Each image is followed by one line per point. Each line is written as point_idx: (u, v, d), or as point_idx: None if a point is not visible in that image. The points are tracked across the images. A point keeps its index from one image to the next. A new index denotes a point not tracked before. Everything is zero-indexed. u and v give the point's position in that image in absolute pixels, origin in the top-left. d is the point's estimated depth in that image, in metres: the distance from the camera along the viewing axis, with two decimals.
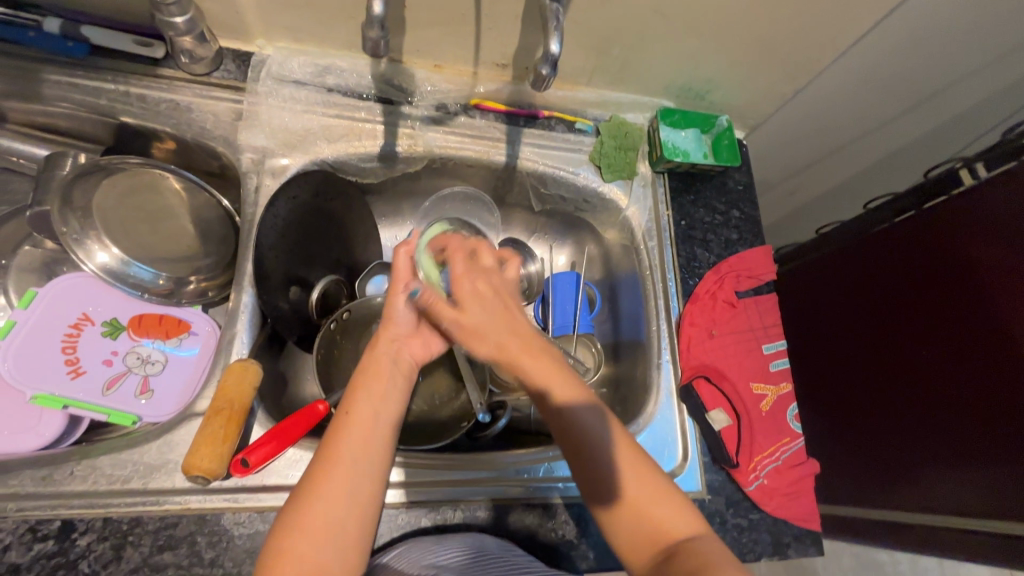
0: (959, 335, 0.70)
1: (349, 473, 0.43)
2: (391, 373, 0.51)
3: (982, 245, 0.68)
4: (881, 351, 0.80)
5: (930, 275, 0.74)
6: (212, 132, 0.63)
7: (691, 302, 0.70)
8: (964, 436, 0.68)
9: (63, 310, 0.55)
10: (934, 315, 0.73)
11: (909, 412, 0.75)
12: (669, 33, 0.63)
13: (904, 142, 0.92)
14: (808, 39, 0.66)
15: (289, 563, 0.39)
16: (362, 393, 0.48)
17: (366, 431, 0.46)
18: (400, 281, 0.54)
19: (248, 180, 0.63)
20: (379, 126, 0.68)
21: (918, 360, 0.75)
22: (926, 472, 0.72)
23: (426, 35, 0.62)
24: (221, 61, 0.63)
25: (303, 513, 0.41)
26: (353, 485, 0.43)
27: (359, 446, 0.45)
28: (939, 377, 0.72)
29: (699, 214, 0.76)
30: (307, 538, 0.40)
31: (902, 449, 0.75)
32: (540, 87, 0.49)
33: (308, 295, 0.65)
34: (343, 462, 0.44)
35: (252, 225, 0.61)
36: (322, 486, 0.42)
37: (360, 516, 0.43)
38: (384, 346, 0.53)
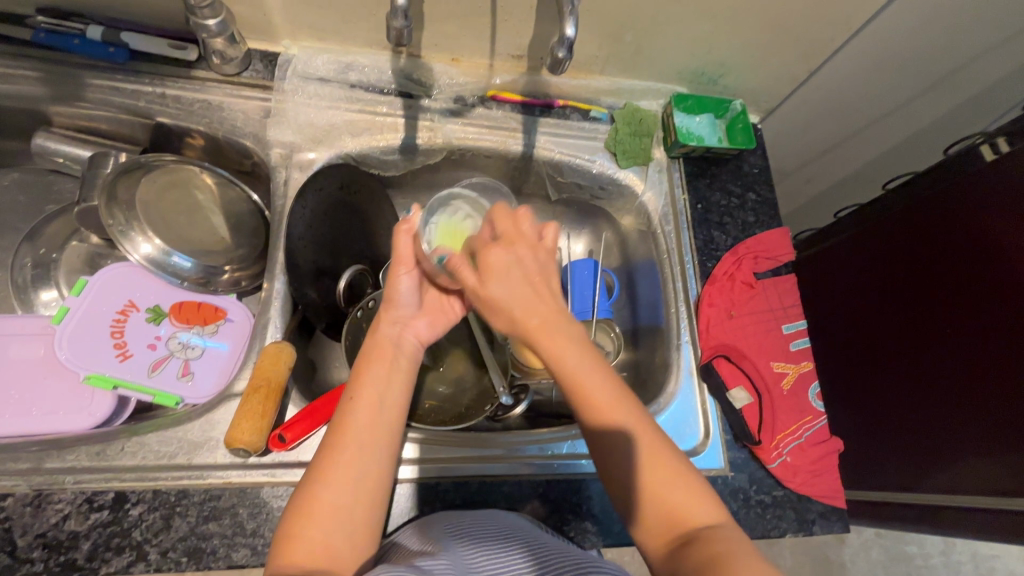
0: (987, 314, 0.69)
1: (355, 460, 0.43)
2: (394, 355, 0.50)
3: (1014, 221, 0.67)
4: (911, 332, 0.79)
5: (956, 255, 0.74)
6: (242, 130, 0.66)
7: (709, 284, 0.71)
8: (996, 416, 0.67)
9: (109, 297, 0.58)
10: (965, 296, 0.72)
11: (940, 393, 0.74)
12: (680, 19, 0.65)
13: (922, 121, 0.91)
14: (821, 21, 0.66)
15: (298, 547, 0.39)
16: (367, 377, 0.48)
17: (372, 415, 0.46)
18: (403, 264, 0.53)
19: (277, 174, 0.66)
20: (400, 119, 0.70)
21: (952, 338, 0.73)
22: (962, 453, 0.71)
23: (445, 30, 0.65)
24: (250, 62, 0.67)
25: (313, 495, 0.42)
26: (361, 471, 0.43)
27: (364, 430, 0.45)
28: (974, 354, 0.70)
29: (715, 198, 0.76)
30: (316, 524, 0.40)
31: (931, 431, 0.74)
32: (557, 70, 0.51)
33: (334, 285, 0.66)
34: (349, 448, 0.43)
35: (282, 217, 0.63)
36: (329, 472, 0.42)
37: (370, 502, 0.43)
38: (387, 328, 0.52)
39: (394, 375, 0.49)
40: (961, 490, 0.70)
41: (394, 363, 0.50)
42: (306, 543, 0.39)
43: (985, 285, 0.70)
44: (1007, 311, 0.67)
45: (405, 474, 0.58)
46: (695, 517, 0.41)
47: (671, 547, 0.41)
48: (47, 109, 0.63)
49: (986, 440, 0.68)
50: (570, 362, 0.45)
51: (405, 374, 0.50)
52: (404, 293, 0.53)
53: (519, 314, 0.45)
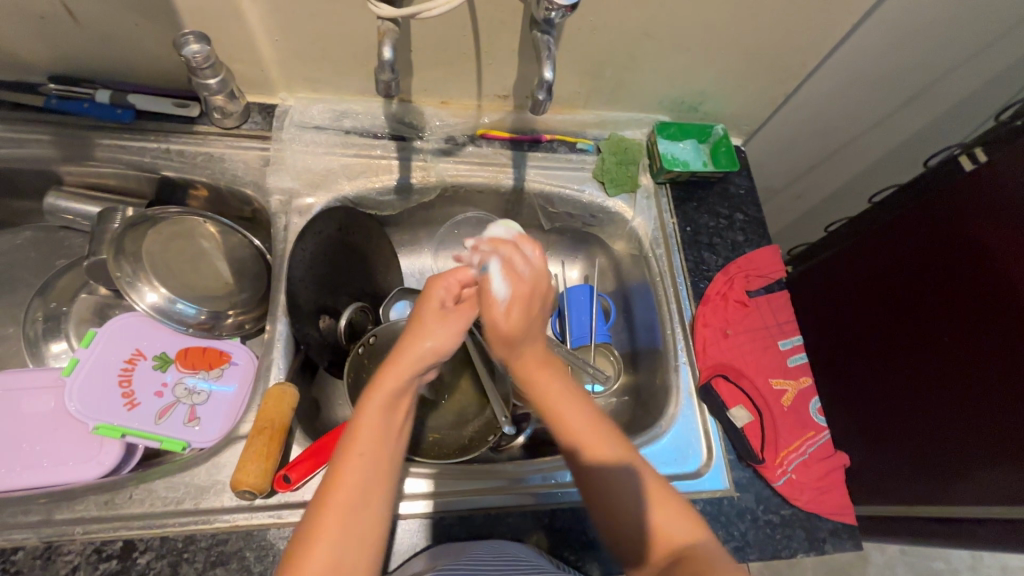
0: (983, 320, 0.70)
1: (354, 510, 0.43)
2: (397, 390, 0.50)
3: (997, 229, 0.69)
4: (911, 339, 0.79)
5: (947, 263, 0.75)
6: (243, 179, 0.68)
7: (703, 304, 0.72)
8: (1000, 422, 0.67)
9: (117, 346, 0.59)
10: (961, 302, 0.73)
11: (944, 404, 0.74)
12: (655, 53, 0.68)
13: (900, 133, 0.94)
14: (791, 48, 0.69)
15: None
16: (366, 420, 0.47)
17: (373, 462, 0.46)
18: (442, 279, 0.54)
19: (277, 220, 0.68)
20: (394, 161, 0.73)
21: (948, 346, 0.74)
22: (970, 462, 0.70)
23: (433, 75, 0.68)
24: (249, 114, 0.70)
25: (313, 546, 0.41)
26: (363, 517, 0.43)
27: (364, 477, 0.45)
28: (972, 360, 0.71)
29: (703, 220, 0.78)
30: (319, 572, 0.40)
31: (940, 441, 0.74)
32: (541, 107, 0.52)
33: (336, 324, 0.69)
34: (350, 496, 0.44)
35: (283, 260, 0.66)
36: (331, 522, 0.42)
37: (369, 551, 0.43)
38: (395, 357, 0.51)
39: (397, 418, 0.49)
40: (974, 500, 0.70)
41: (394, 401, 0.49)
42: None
43: (974, 293, 0.71)
44: (998, 318, 0.68)
45: (411, 510, 0.58)
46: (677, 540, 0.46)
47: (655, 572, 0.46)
48: (58, 169, 0.67)
49: (992, 447, 0.68)
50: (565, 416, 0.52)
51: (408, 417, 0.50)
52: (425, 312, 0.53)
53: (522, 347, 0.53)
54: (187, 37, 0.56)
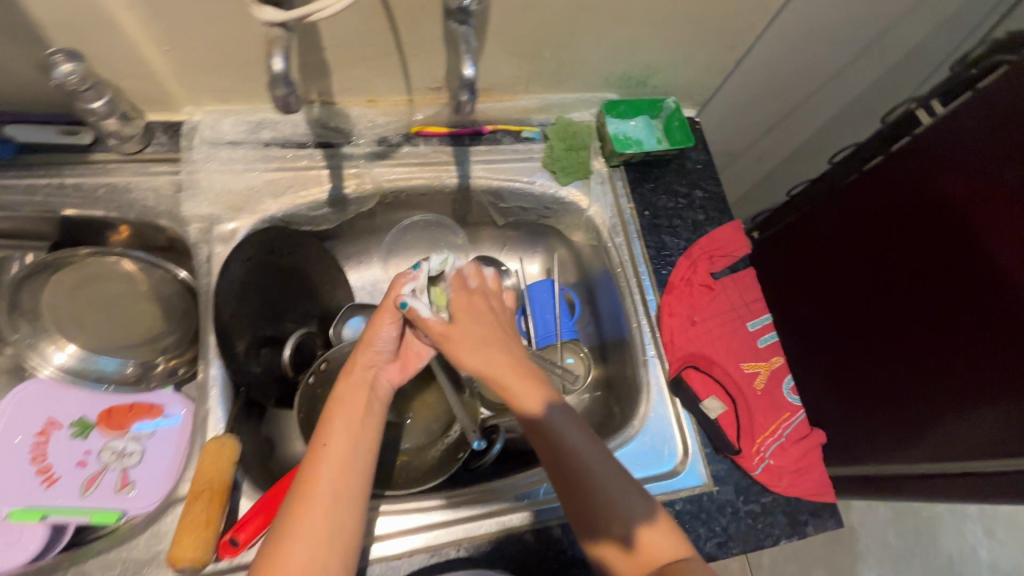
0: (957, 270, 0.68)
1: (331, 503, 0.44)
2: (368, 399, 0.52)
3: (954, 177, 0.69)
4: (885, 294, 0.77)
5: (919, 214, 0.73)
6: (154, 210, 0.62)
7: (667, 293, 0.68)
8: (980, 370, 0.66)
9: (28, 418, 0.54)
10: (933, 251, 0.71)
11: (916, 355, 0.73)
12: (595, 27, 0.62)
13: (854, 84, 0.91)
14: (738, 10, 0.64)
15: None
16: (339, 419, 0.49)
17: (343, 460, 0.46)
18: (388, 307, 0.54)
19: (199, 251, 0.61)
20: (324, 171, 0.67)
21: (919, 296, 0.72)
22: (953, 414, 0.69)
23: (353, 72, 0.62)
24: (152, 135, 0.62)
25: (287, 546, 0.42)
26: (336, 518, 0.43)
27: (339, 470, 0.46)
28: (950, 313, 0.69)
29: (661, 201, 0.74)
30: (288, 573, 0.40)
31: (919, 394, 0.73)
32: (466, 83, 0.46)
33: (280, 353, 0.65)
34: (320, 494, 0.44)
35: (208, 296, 0.60)
36: (301, 523, 0.43)
37: (341, 557, 0.43)
38: (360, 372, 0.53)
39: (368, 421, 0.50)
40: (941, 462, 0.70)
41: (366, 403, 0.51)
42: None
43: (942, 242, 0.70)
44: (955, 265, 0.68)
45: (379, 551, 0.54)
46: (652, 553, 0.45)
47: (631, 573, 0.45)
48: None
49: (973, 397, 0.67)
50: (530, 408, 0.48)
51: (378, 417, 0.51)
52: (383, 339, 0.54)
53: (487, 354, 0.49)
54: (55, 57, 0.49)
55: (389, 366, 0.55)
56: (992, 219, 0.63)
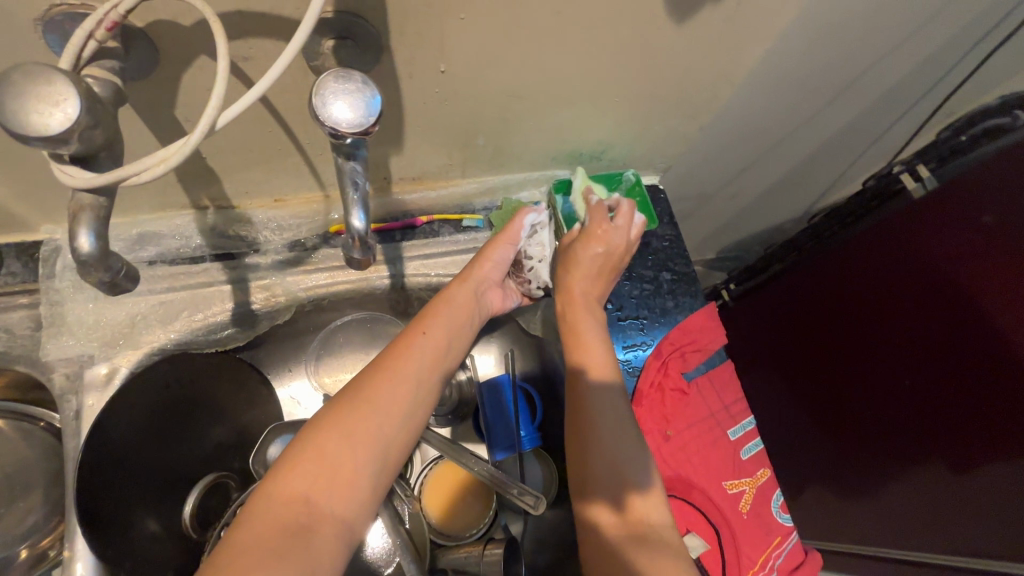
0: (947, 344, 0.69)
1: (408, 383, 0.43)
2: (467, 312, 0.53)
3: (887, 266, 0.74)
4: (878, 356, 0.78)
5: (903, 285, 0.73)
6: (9, 354, 0.51)
7: (636, 403, 0.59)
8: (977, 441, 0.69)
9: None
10: (924, 324, 0.71)
11: (913, 416, 0.76)
12: (533, 111, 0.53)
13: (826, 130, 0.84)
14: (697, 82, 0.56)
15: (309, 459, 0.37)
16: (438, 319, 0.49)
17: (433, 354, 0.47)
18: (510, 234, 0.58)
19: (66, 405, 0.51)
20: (225, 286, 0.56)
21: (913, 363, 0.74)
22: (938, 479, 0.75)
23: (248, 175, 0.51)
24: (1, 264, 0.51)
25: (354, 412, 0.40)
26: (400, 395, 0.42)
27: (426, 363, 0.46)
28: (943, 385, 0.71)
29: (625, 289, 0.65)
30: (320, 453, 0.37)
31: (912, 452, 0.77)
32: (349, 233, 0.41)
33: (181, 513, 0.54)
34: (406, 372, 0.44)
35: (74, 462, 0.49)
36: (378, 395, 0.41)
37: (366, 456, 0.38)
38: (474, 281, 0.55)
39: (459, 329, 0.51)
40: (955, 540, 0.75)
41: (467, 316, 0.52)
42: (333, 467, 0.37)
43: (930, 317, 0.70)
44: (936, 337, 0.70)
45: None
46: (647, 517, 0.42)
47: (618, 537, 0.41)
48: None
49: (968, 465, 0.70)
50: (587, 339, 0.50)
51: (465, 336, 0.52)
52: (501, 258, 0.58)
53: (593, 283, 0.54)
54: None
55: (495, 287, 0.59)
56: (986, 298, 0.63)
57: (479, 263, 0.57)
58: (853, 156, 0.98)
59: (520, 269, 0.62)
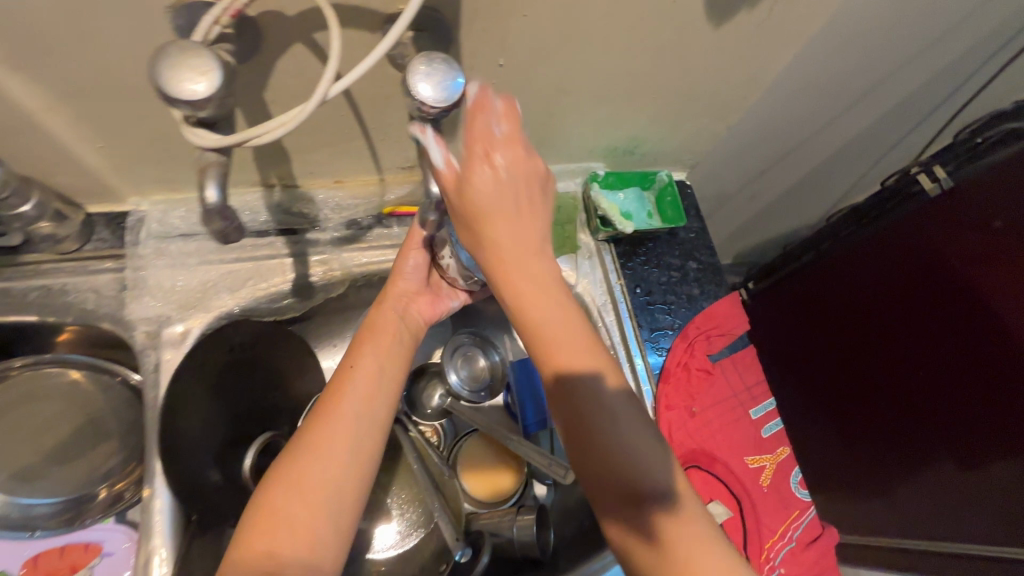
0: (958, 342, 0.72)
1: (348, 428, 0.48)
2: (397, 332, 0.55)
3: (902, 266, 0.78)
4: (890, 355, 0.81)
5: (916, 286, 0.76)
6: (96, 313, 0.56)
7: (663, 381, 0.63)
8: (986, 439, 0.71)
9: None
10: (936, 323, 0.74)
11: (921, 416, 0.78)
12: (577, 105, 0.58)
13: (847, 133, 0.88)
14: (728, 83, 0.60)
15: (269, 522, 0.43)
16: (368, 348, 0.53)
17: (368, 385, 0.50)
18: (412, 242, 0.57)
19: (145, 359, 0.56)
20: (287, 259, 0.61)
21: (925, 362, 0.76)
22: (945, 479, 0.77)
23: (316, 157, 0.56)
24: (92, 231, 0.56)
25: (294, 469, 0.45)
26: (349, 441, 0.47)
27: (362, 397, 0.50)
28: (955, 382, 0.73)
29: (653, 276, 0.69)
30: (282, 507, 0.43)
31: (919, 453, 0.79)
32: (444, 193, 0.40)
33: (241, 464, 0.58)
34: (343, 414, 0.48)
35: (155, 411, 0.54)
36: (319, 446, 0.46)
37: (322, 507, 0.44)
38: (394, 300, 0.57)
39: (393, 351, 0.54)
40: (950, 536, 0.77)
41: (395, 336, 0.55)
42: (285, 522, 0.43)
43: (944, 316, 0.73)
44: (949, 336, 0.73)
45: None
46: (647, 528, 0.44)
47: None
48: None
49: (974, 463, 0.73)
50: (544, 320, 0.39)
51: (401, 352, 0.55)
52: (412, 269, 0.58)
53: (511, 240, 0.38)
54: None
55: (421, 297, 0.59)
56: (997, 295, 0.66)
57: (394, 280, 0.58)
58: (873, 161, 1.01)
59: (443, 272, 0.59)
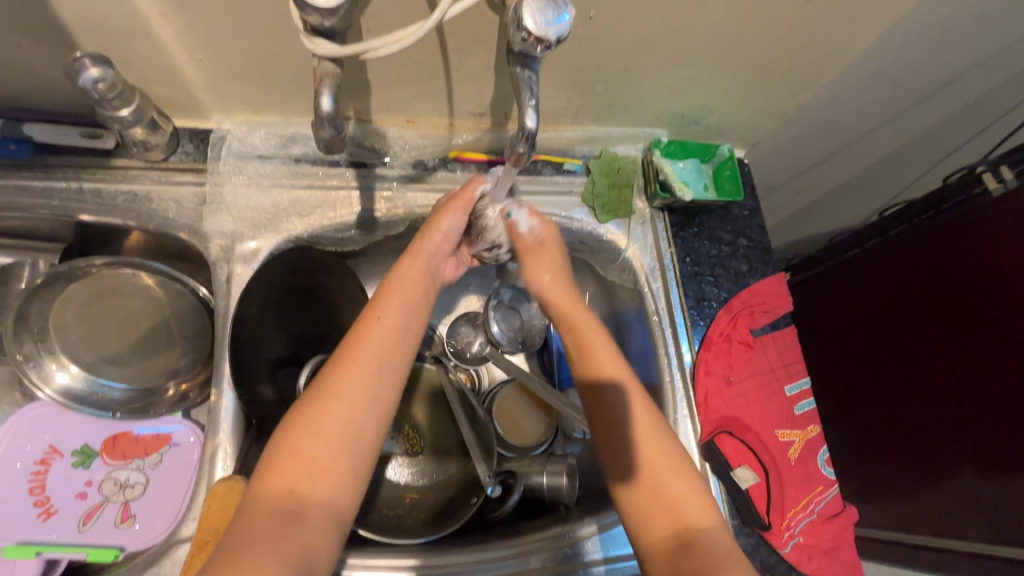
0: (996, 353, 0.71)
1: (372, 376, 0.44)
2: (424, 284, 0.52)
3: (944, 270, 0.77)
4: (925, 360, 0.80)
5: (961, 293, 0.75)
6: (175, 222, 0.59)
7: (704, 349, 0.65)
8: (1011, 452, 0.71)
9: (27, 447, 0.57)
10: (977, 332, 0.74)
11: (948, 424, 0.78)
12: (654, 67, 0.58)
13: (914, 133, 0.86)
14: (807, 59, 0.60)
15: (291, 467, 0.40)
16: (394, 297, 0.49)
17: (394, 334, 0.47)
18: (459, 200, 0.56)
19: (218, 270, 0.59)
20: (354, 192, 0.63)
21: (963, 370, 0.76)
22: (964, 487, 0.77)
23: (395, 94, 0.58)
24: (178, 143, 0.59)
25: (318, 414, 0.42)
26: (373, 391, 0.44)
27: (386, 345, 0.46)
28: (987, 392, 0.73)
29: (704, 248, 0.70)
30: (312, 446, 0.41)
31: (941, 461, 0.79)
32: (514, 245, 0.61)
33: (296, 379, 0.60)
34: (366, 364, 0.44)
35: (226, 320, 0.58)
36: (341, 393, 0.43)
37: (343, 456, 0.41)
38: (423, 255, 0.54)
39: (420, 301, 0.51)
40: (973, 534, 0.77)
41: (422, 287, 0.52)
42: (308, 464, 0.40)
43: (983, 326, 0.73)
44: (988, 347, 0.73)
45: None
46: (684, 515, 0.46)
47: (664, 545, 0.45)
48: None
49: (994, 473, 0.73)
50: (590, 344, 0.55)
51: (427, 304, 0.52)
52: (447, 229, 0.56)
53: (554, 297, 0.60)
54: (81, 61, 0.46)
55: (445, 261, 0.57)
56: None
57: (429, 235, 0.55)
58: None
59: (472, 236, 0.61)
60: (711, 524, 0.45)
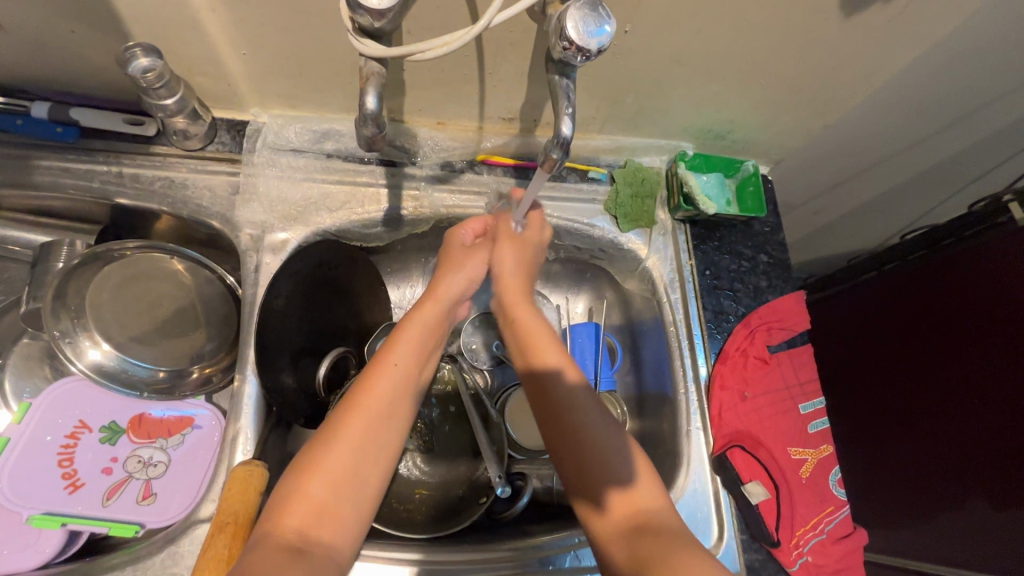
0: (1006, 384, 0.71)
1: (382, 419, 0.46)
2: (438, 329, 0.55)
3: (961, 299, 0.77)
4: (936, 390, 0.80)
5: (974, 322, 0.75)
6: (208, 209, 0.60)
7: (720, 362, 0.66)
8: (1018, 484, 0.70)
9: (57, 420, 0.59)
10: (988, 362, 0.73)
11: (958, 455, 0.77)
12: (685, 81, 0.59)
13: (940, 158, 0.85)
14: (839, 80, 0.61)
15: (298, 505, 0.41)
16: (406, 339, 0.51)
17: (406, 378, 0.49)
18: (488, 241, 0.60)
19: (247, 259, 0.60)
20: (382, 189, 0.64)
21: (974, 401, 0.75)
22: (972, 519, 0.76)
23: (429, 96, 0.59)
24: (215, 133, 0.61)
25: (325, 454, 0.43)
26: (383, 436, 0.45)
27: (399, 387, 0.48)
28: (998, 423, 0.72)
29: (724, 262, 0.71)
30: (318, 486, 0.41)
31: (951, 492, 0.78)
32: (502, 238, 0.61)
33: (314, 372, 0.62)
34: (376, 406, 0.46)
35: (253, 309, 0.59)
36: (351, 432, 0.44)
37: (349, 497, 0.42)
38: (443, 295, 0.56)
39: (433, 343, 0.54)
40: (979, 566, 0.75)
41: (435, 330, 0.54)
42: (314, 502, 0.41)
43: (994, 356, 0.72)
44: (998, 377, 0.72)
45: None
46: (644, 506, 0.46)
47: (614, 532, 0.44)
48: None
49: (1003, 505, 0.72)
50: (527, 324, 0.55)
51: (436, 350, 0.54)
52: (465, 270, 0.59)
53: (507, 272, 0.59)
54: (133, 50, 0.48)
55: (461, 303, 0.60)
56: None
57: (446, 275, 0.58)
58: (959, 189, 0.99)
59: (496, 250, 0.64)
60: (663, 509, 0.46)
